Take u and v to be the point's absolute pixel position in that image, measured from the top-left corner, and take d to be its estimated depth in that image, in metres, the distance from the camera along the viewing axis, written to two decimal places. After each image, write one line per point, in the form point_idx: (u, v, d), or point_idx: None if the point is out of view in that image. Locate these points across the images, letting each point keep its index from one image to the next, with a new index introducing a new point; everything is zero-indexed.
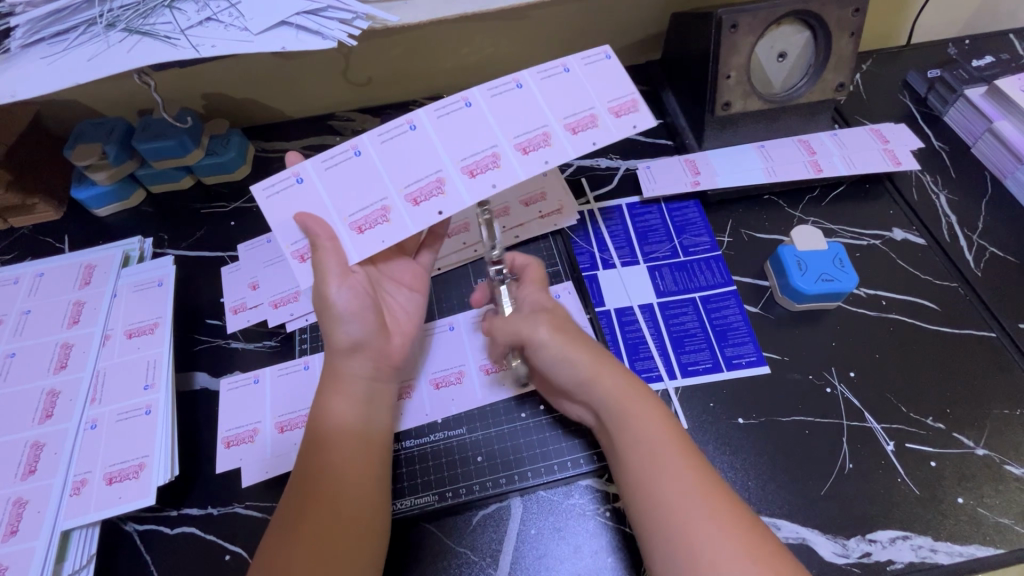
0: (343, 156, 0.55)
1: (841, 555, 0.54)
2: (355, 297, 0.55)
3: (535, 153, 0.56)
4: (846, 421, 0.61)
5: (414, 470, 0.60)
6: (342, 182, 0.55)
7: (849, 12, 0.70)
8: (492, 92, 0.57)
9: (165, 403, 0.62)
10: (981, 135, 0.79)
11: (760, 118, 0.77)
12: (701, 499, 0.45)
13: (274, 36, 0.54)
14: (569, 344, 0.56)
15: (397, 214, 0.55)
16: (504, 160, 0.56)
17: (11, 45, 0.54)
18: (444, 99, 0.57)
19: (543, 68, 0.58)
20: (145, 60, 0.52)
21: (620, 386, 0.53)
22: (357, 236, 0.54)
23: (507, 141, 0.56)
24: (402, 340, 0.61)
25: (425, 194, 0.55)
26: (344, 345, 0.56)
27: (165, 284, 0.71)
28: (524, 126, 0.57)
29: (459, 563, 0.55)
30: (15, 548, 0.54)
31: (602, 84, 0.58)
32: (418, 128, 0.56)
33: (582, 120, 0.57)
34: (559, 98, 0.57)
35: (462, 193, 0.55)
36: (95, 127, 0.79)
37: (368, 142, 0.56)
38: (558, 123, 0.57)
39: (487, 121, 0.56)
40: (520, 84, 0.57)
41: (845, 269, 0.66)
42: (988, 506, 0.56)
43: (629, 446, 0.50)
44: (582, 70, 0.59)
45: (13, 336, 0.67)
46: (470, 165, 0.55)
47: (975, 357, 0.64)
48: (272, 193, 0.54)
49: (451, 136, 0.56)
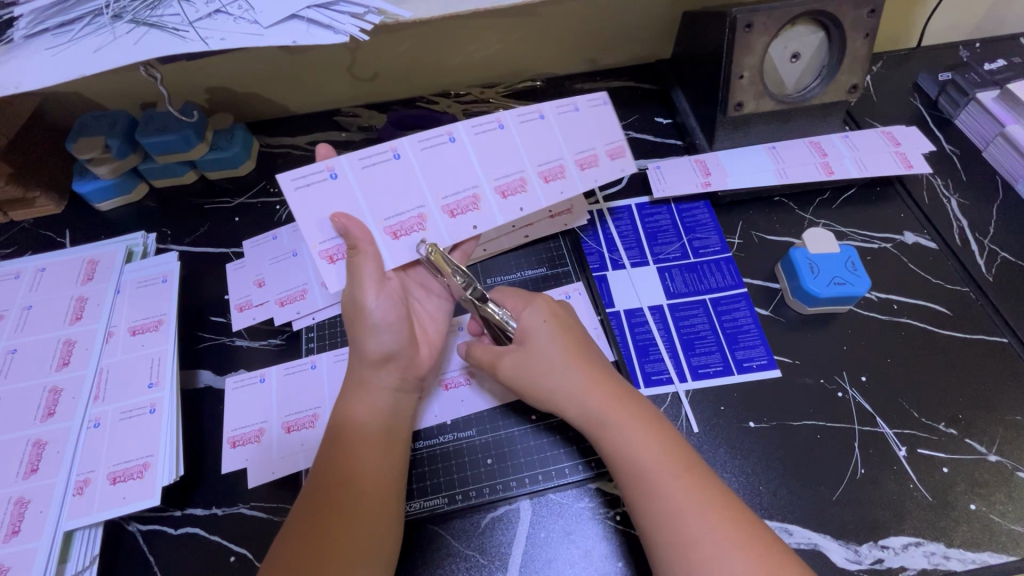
0: (382, 158, 0.56)
1: (853, 561, 0.54)
2: (391, 307, 0.55)
3: (554, 182, 0.60)
4: (858, 426, 0.61)
5: (423, 473, 0.59)
6: (378, 185, 0.55)
7: (865, 12, 0.69)
8: (522, 118, 0.59)
9: (171, 402, 0.61)
10: (993, 138, 0.79)
11: (772, 119, 0.76)
12: (702, 506, 0.45)
13: (284, 29, 0.53)
14: (551, 360, 0.55)
15: (433, 224, 0.57)
16: (531, 186, 0.59)
17: (14, 36, 0.53)
18: (479, 117, 0.59)
19: (559, 103, 0.61)
20: (152, 53, 0.51)
21: (601, 400, 0.52)
22: (391, 240, 0.56)
23: (533, 168, 0.59)
24: (429, 351, 0.61)
25: (461, 207, 0.58)
26: (375, 356, 0.55)
27: (169, 280, 0.69)
28: (546, 155, 0.60)
29: (468, 566, 0.55)
30: (16, 549, 0.53)
31: (601, 126, 0.62)
32: (456, 140, 0.58)
33: (588, 158, 0.61)
34: (575, 133, 0.61)
35: (495, 212, 0.58)
36: (97, 120, 0.78)
37: (408, 146, 0.56)
38: (571, 159, 0.60)
39: (518, 146, 0.59)
40: (542, 115, 0.60)
41: (858, 273, 0.65)
42: (1001, 513, 0.55)
43: (619, 455, 0.50)
44: (589, 112, 0.61)
45: (14, 332, 0.66)
46: (502, 186, 0.58)
47: (986, 362, 0.64)
48: (302, 184, 0.53)
49: (486, 157, 0.58)
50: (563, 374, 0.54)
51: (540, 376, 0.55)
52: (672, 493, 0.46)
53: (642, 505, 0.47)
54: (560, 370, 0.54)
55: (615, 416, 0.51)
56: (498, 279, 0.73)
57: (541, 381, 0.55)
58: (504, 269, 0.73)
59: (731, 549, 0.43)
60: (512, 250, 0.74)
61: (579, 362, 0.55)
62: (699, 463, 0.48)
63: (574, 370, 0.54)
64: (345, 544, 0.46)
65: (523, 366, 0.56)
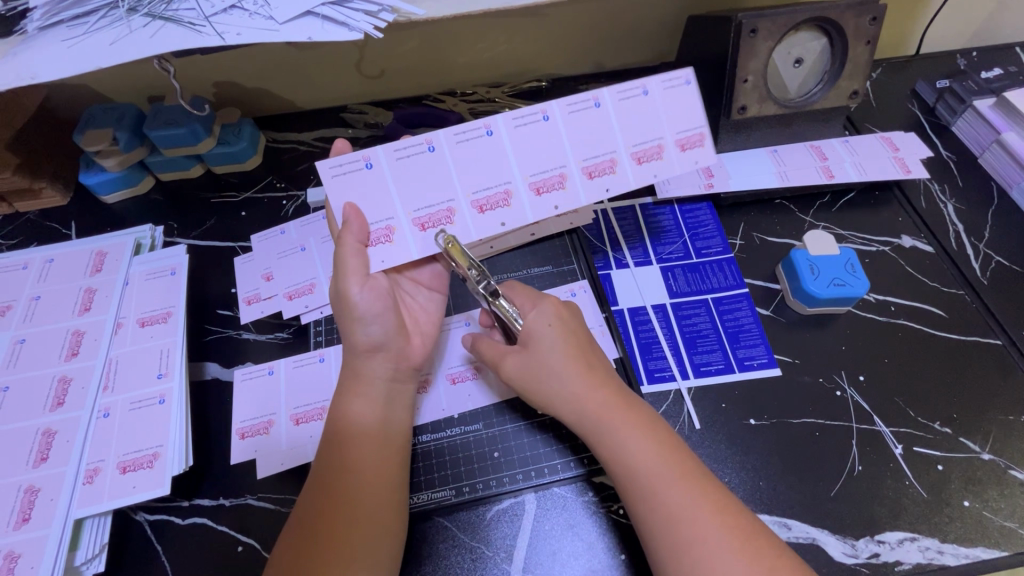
0: (417, 150, 0.55)
1: (850, 555, 0.55)
2: (376, 299, 0.56)
3: (599, 178, 0.58)
4: (855, 424, 0.62)
5: (430, 465, 0.60)
6: (412, 177, 0.55)
7: (866, 20, 0.70)
8: (570, 107, 0.56)
9: (180, 392, 0.61)
10: (989, 145, 0.81)
11: (774, 123, 0.78)
12: (700, 506, 0.46)
13: (299, 26, 0.53)
14: (550, 361, 0.55)
15: (461, 217, 0.57)
16: (570, 183, 0.58)
17: (29, 27, 0.53)
18: (523, 108, 0.56)
19: (623, 87, 0.56)
20: (167, 45, 0.52)
21: (599, 407, 0.53)
22: (419, 233, 0.57)
23: (575, 163, 0.58)
24: (421, 341, 0.61)
25: (491, 203, 0.58)
26: (364, 346, 0.56)
27: (178, 272, 0.70)
28: (596, 147, 0.58)
29: (473, 557, 0.55)
30: (28, 536, 0.53)
31: (675, 112, 0.58)
32: (494, 133, 0.56)
33: (648, 150, 0.58)
34: (632, 124, 0.57)
35: (526, 209, 0.58)
36: (105, 112, 0.78)
37: (443, 138, 0.55)
38: (626, 152, 0.58)
39: (562, 140, 0.57)
40: (598, 103, 0.56)
41: (856, 274, 0.67)
42: (994, 509, 0.57)
43: (614, 458, 0.51)
44: (660, 95, 0.57)
45: (22, 322, 0.67)
46: (538, 182, 0.58)
47: (980, 363, 0.65)
48: (339, 172, 0.54)
49: (525, 151, 0.57)
50: (561, 376, 0.55)
51: (540, 377, 0.56)
52: (670, 493, 0.47)
53: (641, 506, 0.48)
54: (560, 373, 0.55)
55: (612, 421, 0.52)
56: (505, 277, 0.74)
57: (538, 381, 0.56)
58: (510, 267, 0.74)
59: (727, 547, 0.44)
60: (518, 248, 0.75)
61: (578, 364, 0.55)
62: (698, 468, 0.49)
63: (573, 372, 0.54)
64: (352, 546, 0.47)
65: (526, 364, 0.56)
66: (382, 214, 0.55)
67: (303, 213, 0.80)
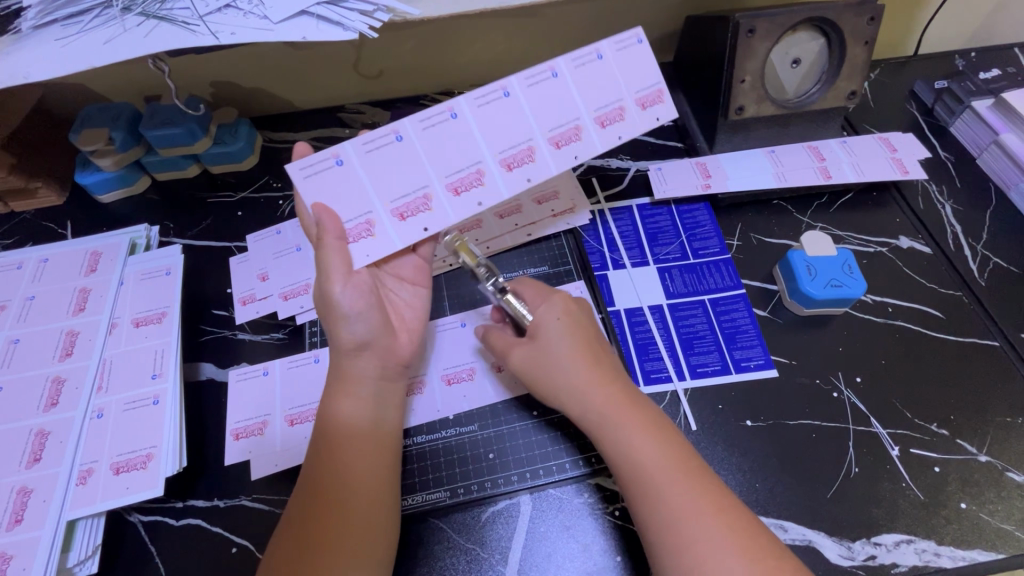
0: (384, 140, 0.55)
1: (846, 558, 0.55)
2: (360, 296, 0.54)
3: (566, 147, 0.60)
4: (852, 426, 0.62)
5: (425, 466, 0.60)
6: (383, 167, 0.55)
7: (864, 20, 0.70)
8: (529, 80, 0.58)
9: (174, 392, 0.61)
10: (987, 146, 0.81)
11: (771, 123, 0.78)
12: (702, 505, 0.46)
13: (294, 25, 0.53)
14: (558, 355, 0.55)
15: (439, 202, 0.57)
16: (539, 154, 0.59)
17: (23, 26, 0.53)
18: (481, 86, 0.57)
19: (576, 55, 0.58)
20: (161, 44, 0.51)
21: (604, 402, 0.53)
22: (399, 222, 0.56)
23: (541, 134, 0.59)
24: (408, 337, 0.61)
25: (465, 184, 0.58)
26: (349, 345, 0.55)
27: (173, 273, 0.70)
28: (558, 117, 0.59)
29: (468, 559, 0.55)
30: (19, 538, 0.53)
31: (632, 74, 0.61)
32: (459, 116, 0.57)
33: (611, 113, 0.61)
34: (588, 90, 0.59)
35: (500, 186, 0.59)
36: (101, 111, 0.78)
37: (408, 125, 0.56)
38: (589, 117, 0.60)
39: (525, 114, 0.58)
40: (555, 73, 0.58)
41: (853, 275, 0.67)
42: (990, 511, 0.57)
43: (618, 456, 0.50)
44: (613, 58, 0.60)
45: (16, 322, 0.66)
46: (507, 158, 0.58)
47: (977, 365, 0.65)
48: (310, 172, 0.53)
49: (490, 128, 0.58)
50: (567, 370, 0.55)
51: (548, 370, 0.56)
52: (672, 490, 0.47)
53: (642, 503, 0.48)
54: (567, 366, 0.55)
55: (617, 418, 0.52)
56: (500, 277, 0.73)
57: (546, 374, 0.56)
58: (505, 267, 0.74)
59: (727, 546, 0.44)
60: (514, 249, 0.75)
61: (585, 359, 0.55)
62: (700, 466, 0.49)
63: (578, 367, 0.54)
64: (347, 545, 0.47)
65: (532, 359, 0.57)
66: (360, 209, 0.55)
67: (299, 213, 0.79)
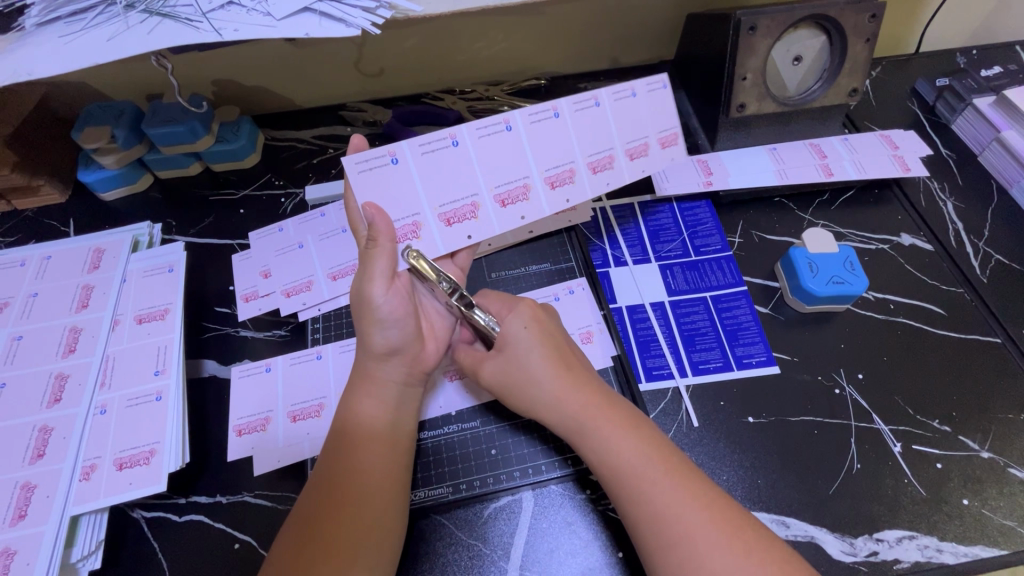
0: (441, 145, 0.56)
1: (849, 554, 0.55)
2: (399, 303, 0.55)
3: (601, 173, 0.61)
4: (854, 422, 0.62)
5: (428, 462, 0.60)
6: (436, 170, 0.56)
7: (866, 18, 0.70)
8: (577, 105, 0.59)
9: (177, 389, 0.61)
10: (988, 143, 0.81)
11: (773, 121, 0.78)
12: (692, 505, 0.45)
13: (296, 21, 0.53)
14: (529, 365, 0.55)
15: (485, 212, 0.58)
16: (579, 177, 0.60)
17: (26, 24, 0.53)
18: (536, 104, 0.58)
19: (615, 89, 0.59)
20: (164, 42, 0.51)
21: (581, 409, 0.52)
22: (445, 228, 0.57)
23: (582, 159, 0.60)
24: (435, 346, 0.61)
25: (511, 197, 0.59)
26: (382, 349, 0.55)
27: (175, 270, 0.70)
28: (597, 144, 0.60)
29: (470, 555, 0.55)
30: (23, 533, 0.53)
31: (657, 114, 0.61)
32: (513, 129, 0.58)
33: (638, 147, 0.61)
34: (626, 122, 0.60)
35: (543, 203, 0.60)
36: (103, 109, 0.78)
37: (466, 132, 0.56)
38: (621, 149, 0.61)
39: (571, 136, 0.59)
40: (597, 102, 0.59)
41: (855, 272, 0.67)
42: (993, 507, 0.57)
43: (601, 460, 0.50)
44: (646, 96, 0.61)
45: (20, 318, 0.66)
46: (552, 177, 0.59)
47: (980, 361, 0.65)
48: (365, 168, 0.53)
49: (540, 146, 0.59)
50: (541, 380, 0.54)
51: (520, 382, 0.55)
52: (661, 491, 0.47)
53: (629, 504, 0.48)
54: (540, 376, 0.54)
55: (596, 421, 0.52)
56: (502, 274, 0.73)
57: (522, 387, 0.55)
58: (508, 264, 0.74)
59: (721, 544, 0.43)
60: (516, 245, 0.75)
61: (558, 368, 0.54)
62: (684, 460, 0.49)
63: (551, 375, 0.54)
64: (347, 541, 0.47)
65: (504, 376, 0.56)
66: (408, 210, 0.56)
67: (301, 211, 0.79)
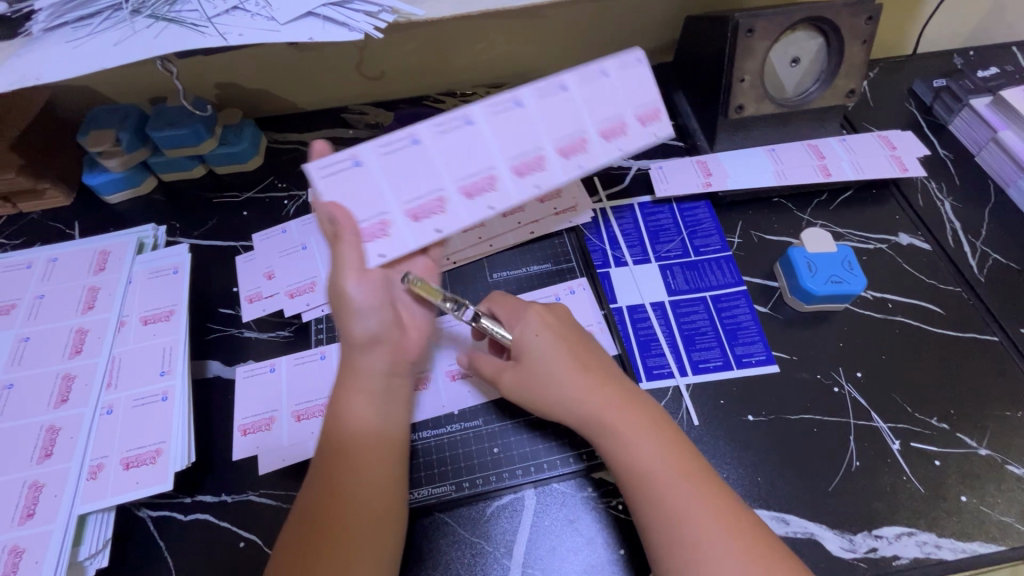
0: (400, 144, 0.57)
1: (848, 550, 0.55)
2: (373, 292, 0.54)
3: (573, 157, 0.60)
4: (853, 419, 0.62)
5: (430, 461, 0.60)
6: (400, 168, 0.57)
7: (862, 20, 0.71)
8: (540, 94, 0.60)
9: (183, 389, 0.62)
10: (986, 144, 0.81)
11: (771, 121, 0.78)
12: (705, 511, 0.46)
13: (300, 26, 0.54)
14: (552, 369, 0.55)
15: (453, 205, 0.57)
16: (549, 163, 0.59)
17: (34, 29, 0.54)
18: (494, 97, 0.59)
19: (582, 72, 0.60)
20: (170, 47, 0.52)
21: (602, 410, 0.53)
22: (412, 223, 0.56)
23: (551, 144, 0.60)
24: (417, 335, 0.61)
25: (478, 188, 0.58)
26: (361, 339, 0.55)
27: (180, 271, 0.71)
28: (567, 129, 0.60)
29: (473, 553, 0.56)
30: (32, 531, 0.54)
31: (631, 93, 0.62)
32: (474, 122, 0.58)
33: (613, 127, 0.61)
34: (598, 104, 0.61)
35: (512, 191, 0.58)
36: (107, 113, 0.79)
37: (425, 131, 0.57)
38: (594, 130, 0.60)
39: (536, 124, 0.59)
40: (563, 87, 0.60)
41: (854, 271, 0.68)
42: (991, 504, 0.57)
43: (618, 461, 0.51)
44: (619, 75, 0.61)
45: (27, 320, 0.67)
46: (519, 164, 0.59)
47: (978, 360, 0.66)
48: (329, 172, 0.55)
49: (504, 136, 0.59)
50: (562, 381, 0.55)
51: (540, 384, 0.56)
52: (678, 495, 0.47)
53: (643, 506, 0.49)
54: (561, 378, 0.55)
55: (618, 422, 0.52)
56: (503, 275, 0.74)
57: (541, 389, 0.56)
58: (509, 265, 0.75)
59: (731, 551, 0.45)
60: (517, 245, 0.76)
61: (580, 370, 0.55)
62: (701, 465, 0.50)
63: (574, 377, 0.55)
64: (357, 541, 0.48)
65: (520, 378, 0.57)
66: (373, 210, 0.55)
67: (304, 213, 0.80)
